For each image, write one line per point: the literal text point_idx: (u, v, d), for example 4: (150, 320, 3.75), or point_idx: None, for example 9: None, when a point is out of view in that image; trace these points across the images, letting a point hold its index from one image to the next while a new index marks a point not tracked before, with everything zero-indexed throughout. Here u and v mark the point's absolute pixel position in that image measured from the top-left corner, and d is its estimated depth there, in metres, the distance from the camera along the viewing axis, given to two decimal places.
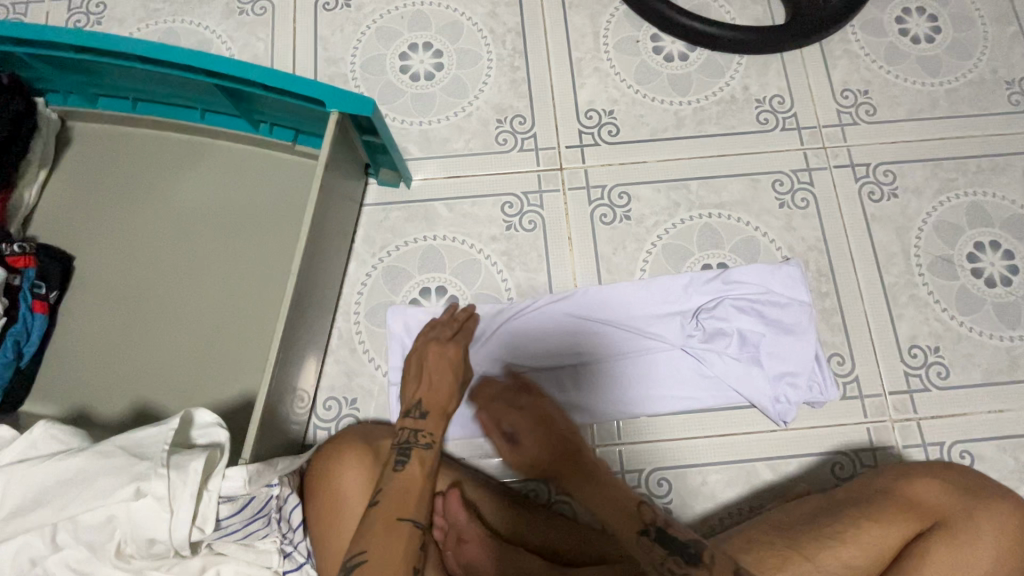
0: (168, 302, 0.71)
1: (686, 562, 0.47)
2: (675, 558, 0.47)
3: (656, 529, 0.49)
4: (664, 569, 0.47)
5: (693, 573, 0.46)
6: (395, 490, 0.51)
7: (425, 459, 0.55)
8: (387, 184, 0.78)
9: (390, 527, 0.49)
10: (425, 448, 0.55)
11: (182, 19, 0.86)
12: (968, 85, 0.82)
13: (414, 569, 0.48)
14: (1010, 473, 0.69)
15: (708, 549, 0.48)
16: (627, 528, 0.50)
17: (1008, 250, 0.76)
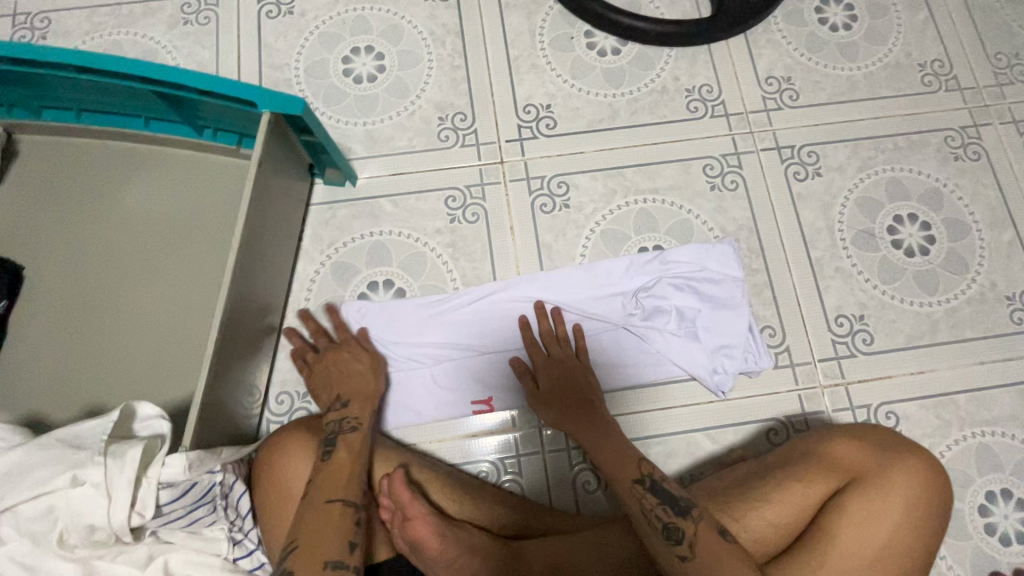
0: (122, 306, 0.72)
1: (675, 518, 0.53)
2: (665, 514, 0.54)
3: (648, 480, 0.56)
4: (653, 522, 0.53)
5: (679, 522, 0.53)
6: (325, 474, 0.56)
7: (351, 442, 0.60)
8: (333, 183, 0.80)
9: (321, 507, 0.54)
10: (349, 431, 0.61)
11: (127, 31, 0.87)
12: (884, 69, 0.87)
13: (349, 544, 0.52)
14: (932, 430, 0.73)
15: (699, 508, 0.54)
16: (627, 475, 0.57)
17: (925, 222, 0.81)
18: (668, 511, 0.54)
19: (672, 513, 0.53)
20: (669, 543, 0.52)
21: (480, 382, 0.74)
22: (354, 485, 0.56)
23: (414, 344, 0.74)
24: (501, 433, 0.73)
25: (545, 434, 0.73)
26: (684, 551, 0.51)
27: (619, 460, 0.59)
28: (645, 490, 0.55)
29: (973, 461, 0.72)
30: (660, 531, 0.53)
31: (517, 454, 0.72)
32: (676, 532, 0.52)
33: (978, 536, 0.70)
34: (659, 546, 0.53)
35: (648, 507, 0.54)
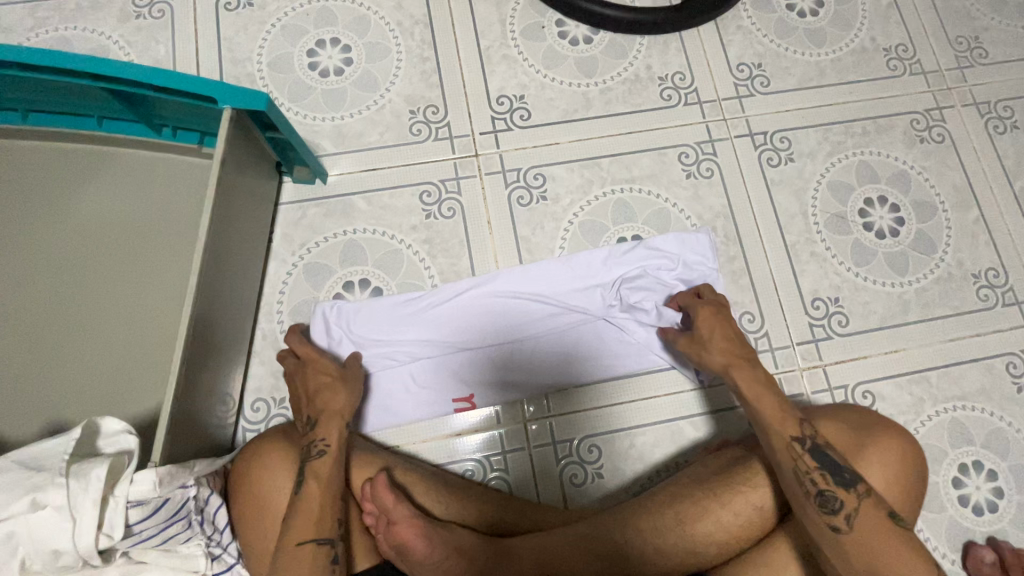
0: (83, 316, 0.69)
1: (833, 486, 0.53)
2: (822, 480, 0.53)
3: (810, 442, 0.56)
4: (805, 489, 0.54)
5: (838, 491, 0.53)
6: (294, 514, 0.53)
7: (318, 469, 0.56)
8: (302, 182, 0.77)
9: (294, 551, 0.51)
10: (317, 458, 0.57)
11: (76, 26, 0.83)
12: (851, 54, 0.88)
13: None
14: (907, 407, 0.75)
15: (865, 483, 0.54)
16: (787, 430, 0.57)
17: (895, 204, 0.83)
18: (828, 479, 0.53)
19: (830, 481, 0.53)
20: (822, 510, 0.52)
21: (460, 381, 0.73)
22: (327, 525, 0.54)
23: (391, 344, 0.72)
24: (485, 431, 0.72)
25: (529, 429, 0.72)
26: (836, 519, 0.52)
27: (778, 415, 0.58)
28: (805, 450, 0.55)
29: (946, 436, 0.74)
30: (815, 497, 0.53)
31: (502, 451, 0.71)
32: (831, 499, 0.53)
33: (952, 508, 0.72)
34: (810, 510, 0.53)
35: (805, 469, 0.54)
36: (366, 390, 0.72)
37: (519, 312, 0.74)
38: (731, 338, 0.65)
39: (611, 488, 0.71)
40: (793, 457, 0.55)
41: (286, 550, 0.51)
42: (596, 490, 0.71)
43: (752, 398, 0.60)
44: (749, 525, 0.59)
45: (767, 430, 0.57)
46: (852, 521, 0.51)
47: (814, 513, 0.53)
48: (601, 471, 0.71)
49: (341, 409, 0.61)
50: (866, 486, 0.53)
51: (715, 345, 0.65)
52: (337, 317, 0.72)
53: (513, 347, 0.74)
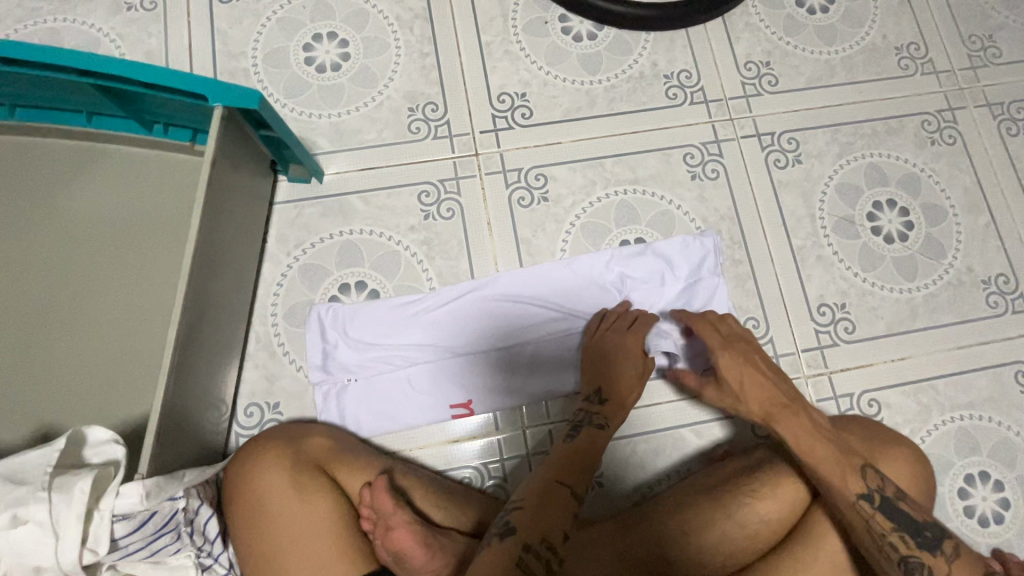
0: (72, 318, 0.67)
1: (914, 549, 0.53)
2: (901, 542, 0.53)
3: (878, 496, 0.55)
4: (885, 554, 0.53)
5: (924, 556, 0.52)
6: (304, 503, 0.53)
7: (349, 479, 0.57)
8: (298, 180, 0.75)
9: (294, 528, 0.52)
10: (355, 469, 0.57)
11: (65, 18, 0.80)
12: (861, 52, 0.86)
13: None
14: (913, 416, 0.74)
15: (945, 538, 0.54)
16: (852, 486, 0.56)
17: (904, 207, 0.81)
18: (908, 541, 0.53)
19: (910, 543, 0.53)
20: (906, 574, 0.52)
21: (458, 386, 0.71)
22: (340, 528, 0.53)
23: (387, 348, 0.71)
24: (484, 438, 0.70)
25: (529, 436, 0.71)
26: None
27: (840, 470, 0.56)
28: (875, 508, 0.55)
29: (952, 446, 0.73)
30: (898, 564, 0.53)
31: (501, 458, 0.70)
32: (914, 563, 0.52)
33: (957, 519, 0.71)
34: (895, 575, 0.53)
35: (882, 532, 0.54)
36: (361, 396, 0.70)
37: (519, 316, 0.73)
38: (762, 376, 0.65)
39: (611, 497, 0.69)
40: (867, 518, 0.54)
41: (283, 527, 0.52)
42: (596, 498, 0.69)
43: (811, 456, 0.58)
44: (757, 538, 0.58)
45: (835, 491, 0.56)
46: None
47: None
48: (602, 479, 0.70)
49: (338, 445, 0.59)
50: (950, 544, 0.53)
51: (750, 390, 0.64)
52: (332, 320, 0.71)
53: (513, 351, 0.72)
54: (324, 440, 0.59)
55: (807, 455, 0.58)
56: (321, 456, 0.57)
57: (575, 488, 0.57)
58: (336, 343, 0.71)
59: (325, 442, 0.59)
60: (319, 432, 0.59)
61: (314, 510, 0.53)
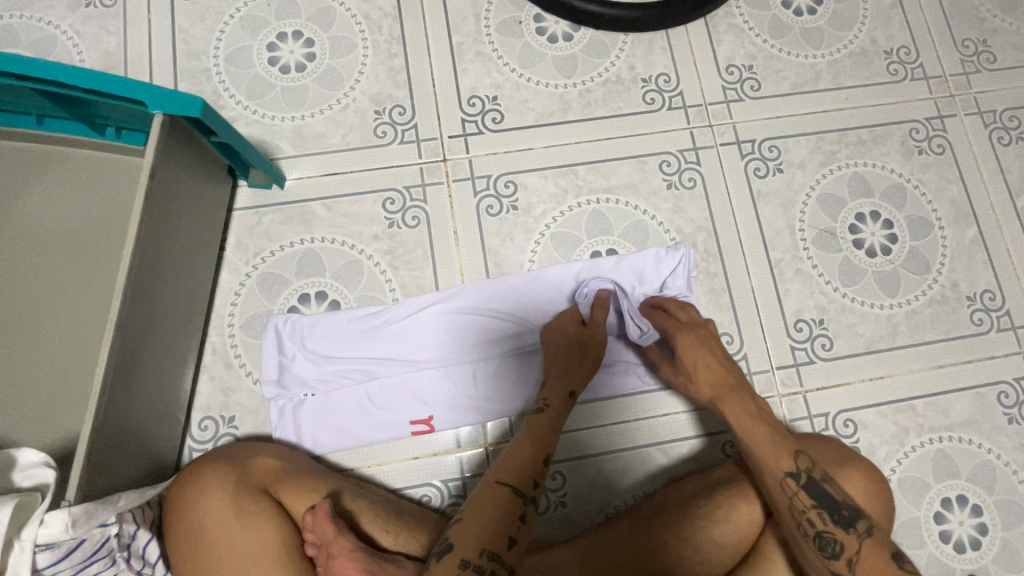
0: (13, 327, 0.64)
1: (832, 528, 0.52)
2: (819, 519, 0.53)
3: (805, 476, 0.55)
4: (802, 531, 0.53)
5: (839, 533, 0.52)
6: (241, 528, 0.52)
7: (292, 501, 0.56)
8: (259, 186, 0.73)
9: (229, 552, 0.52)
10: (300, 490, 0.57)
11: (21, 13, 0.77)
12: (849, 57, 0.83)
13: None
14: (890, 437, 0.71)
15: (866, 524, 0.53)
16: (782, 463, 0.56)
17: (888, 220, 0.78)
18: (826, 520, 0.52)
19: (828, 520, 0.53)
20: (822, 555, 0.52)
21: (419, 402, 0.69)
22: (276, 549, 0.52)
23: (346, 362, 0.69)
24: (446, 455, 0.68)
25: (492, 454, 0.69)
26: (839, 565, 0.51)
27: (773, 449, 0.57)
28: (799, 485, 0.54)
29: (930, 469, 0.71)
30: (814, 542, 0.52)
31: (462, 476, 0.68)
32: (830, 543, 0.52)
33: (932, 544, 0.68)
34: (812, 555, 0.53)
35: (801, 508, 0.53)
36: (320, 411, 0.68)
37: (483, 330, 0.70)
38: (708, 360, 0.65)
39: (574, 517, 0.67)
40: (789, 495, 0.54)
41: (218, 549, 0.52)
42: (559, 518, 0.67)
43: (745, 433, 0.59)
44: (712, 563, 0.56)
45: (761, 465, 0.57)
46: (855, 566, 0.50)
47: (813, 555, 0.53)
48: (565, 498, 0.68)
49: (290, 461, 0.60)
50: (866, 524, 0.52)
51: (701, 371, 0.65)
52: (291, 332, 0.69)
53: (477, 366, 0.70)
54: (270, 462, 0.58)
55: (740, 433, 0.60)
56: (265, 478, 0.57)
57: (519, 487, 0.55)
58: (295, 356, 0.69)
59: (271, 463, 0.58)
60: (265, 453, 0.59)
61: (253, 535, 0.52)
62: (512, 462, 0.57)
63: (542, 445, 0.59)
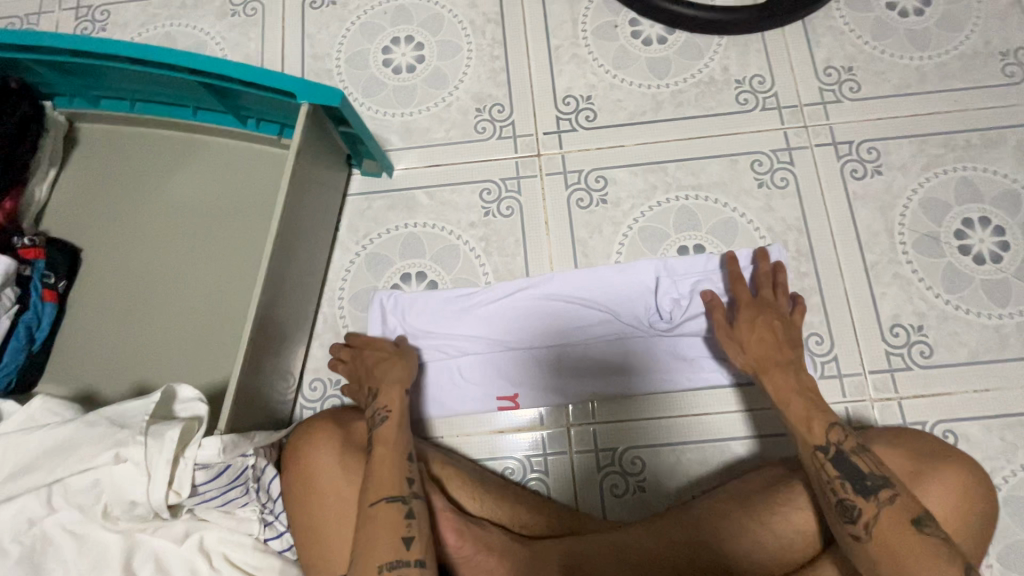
0: (167, 288, 0.75)
1: (852, 494, 0.52)
2: (842, 488, 0.53)
3: (836, 449, 0.55)
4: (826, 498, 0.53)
5: (858, 501, 0.51)
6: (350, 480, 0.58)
7: None
8: (370, 175, 0.81)
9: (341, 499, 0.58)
10: None
11: (179, 23, 0.90)
12: (959, 58, 0.80)
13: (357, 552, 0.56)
14: (995, 453, 0.68)
15: (892, 492, 0.51)
16: (814, 436, 0.57)
17: (999, 226, 0.74)
18: (846, 487, 0.52)
19: (849, 489, 0.52)
20: (843, 521, 0.52)
21: (506, 380, 0.73)
22: None
23: (443, 336, 0.74)
24: (529, 431, 0.72)
25: (573, 434, 0.71)
26: (858, 529, 0.50)
27: (805, 420, 0.58)
28: (827, 457, 0.55)
29: None
30: (836, 507, 0.52)
31: (544, 452, 0.71)
32: (851, 509, 0.51)
33: None
34: (834, 520, 0.53)
35: (825, 478, 0.54)
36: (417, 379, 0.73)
37: (569, 317, 0.74)
38: (772, 342, 0.64)
39: (651, 502, 0.69)
40: (816, 466, 0.55)
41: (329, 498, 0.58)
42: (636, 502, 0.69)
43: (783, 404, 0.61)
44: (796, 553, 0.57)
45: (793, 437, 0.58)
46: (870, 528, 0.50)
47: (835, 522, 0.52)
48: (643, 484, 0.69)
49: (399, 379, 0.65)
50: (888, 492, 0.51)
51: (750, 349, 0.65)
52: (394, 306, 0.75)
53: (561, 351, 0.73)
54: None
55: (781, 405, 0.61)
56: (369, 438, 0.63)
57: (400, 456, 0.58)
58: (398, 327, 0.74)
59: None
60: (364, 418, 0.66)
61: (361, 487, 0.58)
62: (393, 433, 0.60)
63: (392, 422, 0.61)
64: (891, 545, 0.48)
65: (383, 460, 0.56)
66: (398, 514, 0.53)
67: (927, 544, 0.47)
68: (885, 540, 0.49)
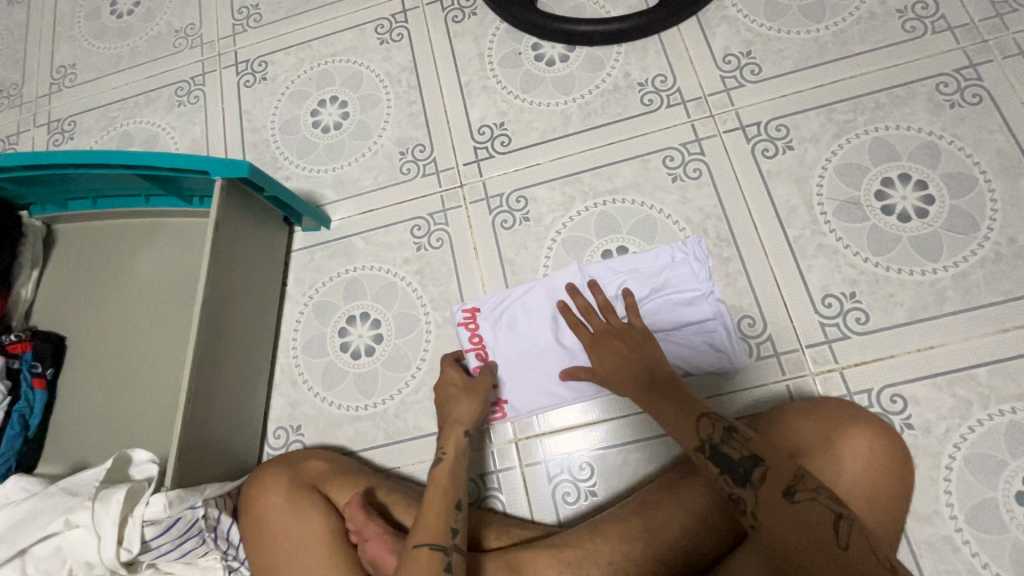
0: (144, 362, 0.82)
1: (735, 486, 0.49)
2: (728, 483, 0.50)
3: (708, 447, 0.52)
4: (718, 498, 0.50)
5: (740, 491, 0.49)
6: (297, 519, 0.62)
7: (334, 493, 0.65)
8: (310, 230, 0.87)
9: (289, 535, 0.61)
10: (337, 486, 0.65)
11: (134, 120, 0.99)
12: (856, 23, 0.81)
13: None
14: (950, 411, 0.66)
15: (764, 467, 0.49)
16: (691, 442, 0.54)
17: (921, 181, 0.74)
18: (729, 482, 0.50)
19: (730, 482, 0.50)
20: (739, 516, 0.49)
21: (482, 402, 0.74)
22: (326, 542, 0.61)
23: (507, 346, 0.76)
24: (477, 450, 0.74)
25: (519, 448, 0.73)
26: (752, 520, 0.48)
27: (679, 425, 0.55)
28: (705, 458, 0.52)
29: (1004, 444, 0.64)
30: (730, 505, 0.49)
31: (494, 470, 0.73)
32: (740, 503, 0.49)
33: (1016, 529, 0.61)
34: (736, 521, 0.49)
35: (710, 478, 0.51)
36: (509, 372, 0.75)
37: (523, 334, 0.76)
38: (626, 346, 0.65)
39: (604, 505, 0.70)
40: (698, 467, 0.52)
41: (280, 540, 0.61)
42: (589, 508, 0.70)
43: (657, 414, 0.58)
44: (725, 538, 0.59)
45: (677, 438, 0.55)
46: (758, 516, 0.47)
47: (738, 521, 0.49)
48: (594, 489, 0.70)
49: (463, 417, 0.66)
50: (761, 470, 0.49)
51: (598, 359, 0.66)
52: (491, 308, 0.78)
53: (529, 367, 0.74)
54: (319, 464, 0.68)
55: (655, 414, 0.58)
56: (315, 476, 0.66)
57: (451, 499, 0.58)
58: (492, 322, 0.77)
59: (321, 466, 0.68)
60: (313, 457, 0.69)
61: (308, 523, 0.62)
62: (443, 479, 0.60)
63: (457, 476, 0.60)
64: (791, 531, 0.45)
65: (437, 504, 0.57)
66: (435, 561, 0.52)
67: (807, 515, 0.45)
68: (777, 522, 0.46)
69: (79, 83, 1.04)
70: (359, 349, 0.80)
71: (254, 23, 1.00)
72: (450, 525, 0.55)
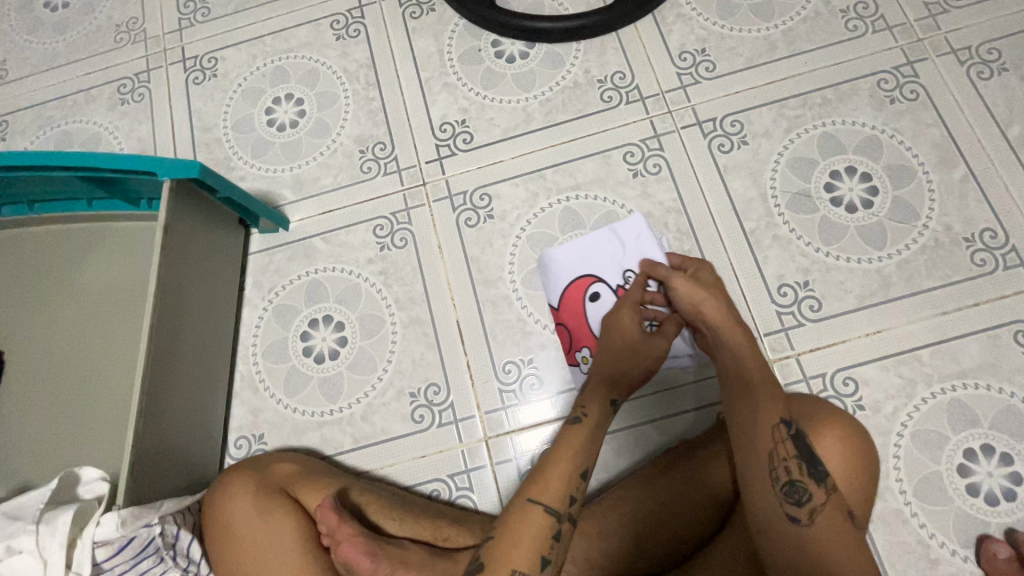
0: (92, 372, 0.77)
1: (805, 478, 0.53)
2: (796, 470, 0.54)
3: (795, 432, 0.56)
4: (776, 474, 0.54)
5: (809, 485, 0.53)
6: (265, 524, 0.59)
7: (305, 496, 0.63)
8: (268, 232, 0.84)
9: (258, 540, 0.59)
10: (306, 489, 0.64)
11: (73, 119, 0.94)
12: (803, 22, 0.84)
13: None
14: (896, 391, 0.69)
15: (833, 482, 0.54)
16: (774, 416, 0.56)
17: (865, 173, 0.77)
18: (802, 471, 0.54)
19: (803, 471, 0.54)
20: (787, 500, 0.53)
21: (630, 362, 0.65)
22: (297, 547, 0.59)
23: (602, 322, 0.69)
24: (448, 450, 0.73)
25: (490, 446, 0.73)
26: (799, 512, 0.52)
27: (770, 398, 0.57)
28: (788, 436, 0.55)
29: (946, 420, 0.68)
30: (784, 486, 0.53)
31: (466, 469, 0.72)
32: (798, 492, 0.53)
33: (959, 499, 0.65)
34: (774, 497, 0.53)
35: (783, 455, 0.54)
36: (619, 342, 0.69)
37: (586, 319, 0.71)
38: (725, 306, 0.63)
39: None
40: (775, 440, 0.55)
41: (250, 544, 0.59)
42: None
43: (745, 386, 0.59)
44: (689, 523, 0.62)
45: (758, 408, 0.57)
46: (813, 515, 0.52)
47: (775, 497, 0.53)
48: None
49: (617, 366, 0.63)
50: (833, 482, 0.54)
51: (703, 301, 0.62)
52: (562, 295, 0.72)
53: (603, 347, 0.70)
54: (287, 467, 0.66)
55: (746, 384, 0.59)
56: (284, 479, 0.64)
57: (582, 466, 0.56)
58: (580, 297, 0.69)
59: (289, 468, 0.66)
60: (283, 461, 0.67)
61: (277, 526, 0.60)
62: (565, 447, 0.57)
63: (590, 446, 0.57)
64: (828, 533, 0.51)
65: (563, 468, 0.55)
66: (548, 529, 0.51)
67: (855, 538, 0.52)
68: (828, 526, 0.52)
69: (9, 80, 0.97)
70: (323, 352, 0.78)
71: (202, 18, 0.96)
72: (572, 492, 0.54)
